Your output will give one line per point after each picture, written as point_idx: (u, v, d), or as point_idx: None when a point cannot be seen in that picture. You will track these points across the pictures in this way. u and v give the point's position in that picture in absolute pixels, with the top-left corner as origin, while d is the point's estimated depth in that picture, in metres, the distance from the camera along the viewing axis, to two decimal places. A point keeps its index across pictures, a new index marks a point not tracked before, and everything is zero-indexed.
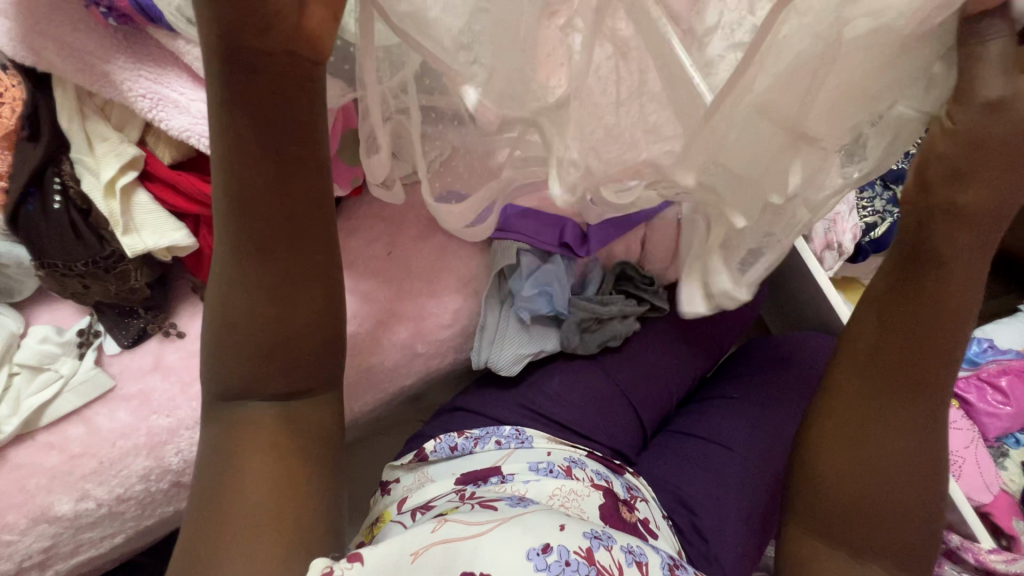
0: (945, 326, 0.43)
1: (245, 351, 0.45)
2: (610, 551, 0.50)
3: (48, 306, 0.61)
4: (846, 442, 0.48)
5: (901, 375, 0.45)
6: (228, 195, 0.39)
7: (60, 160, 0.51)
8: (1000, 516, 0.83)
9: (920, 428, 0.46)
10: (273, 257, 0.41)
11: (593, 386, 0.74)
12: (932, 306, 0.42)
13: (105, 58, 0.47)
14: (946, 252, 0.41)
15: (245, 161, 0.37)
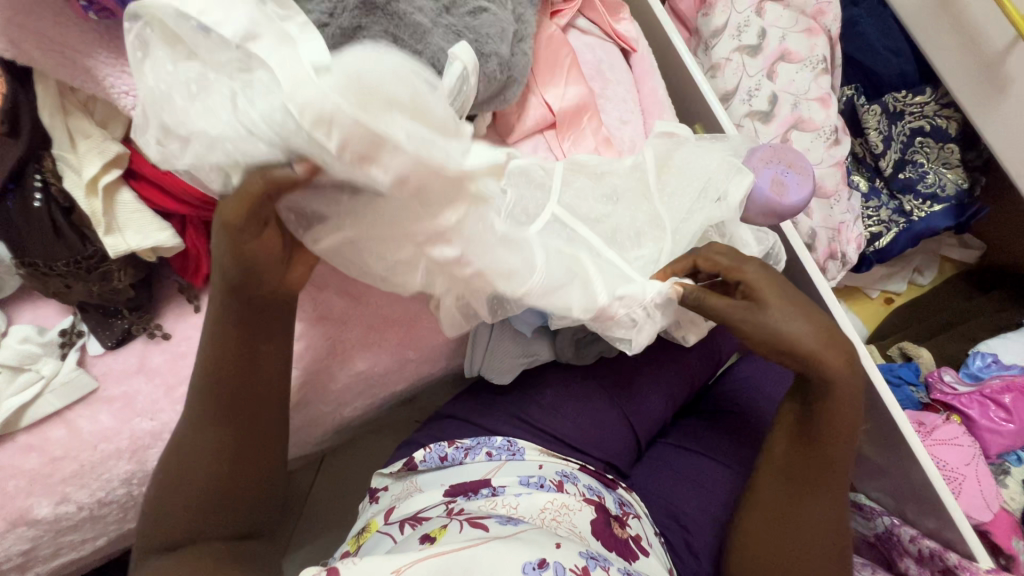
0: (838, 423, 0.57)
1: (200, 499, 0.49)
2: (606, 572, 0.50)
3: (31, 304, 0.59)
4: (773, 523, 0.60)
5: (817, 460, 0.58)
6: (206, 375, 0.48)
7: (41, 157, 0.49)
8: (999, 536, 0.82)
9: (833, 508, 0.59)
10: (243, 424, 0.50)
11: (586, 398, 0.72)
12: (822, 412, 0.57)
13: (87, 52, 0.45)
14: (834, 385, 0.55)
15: (227, 350, 0.48)
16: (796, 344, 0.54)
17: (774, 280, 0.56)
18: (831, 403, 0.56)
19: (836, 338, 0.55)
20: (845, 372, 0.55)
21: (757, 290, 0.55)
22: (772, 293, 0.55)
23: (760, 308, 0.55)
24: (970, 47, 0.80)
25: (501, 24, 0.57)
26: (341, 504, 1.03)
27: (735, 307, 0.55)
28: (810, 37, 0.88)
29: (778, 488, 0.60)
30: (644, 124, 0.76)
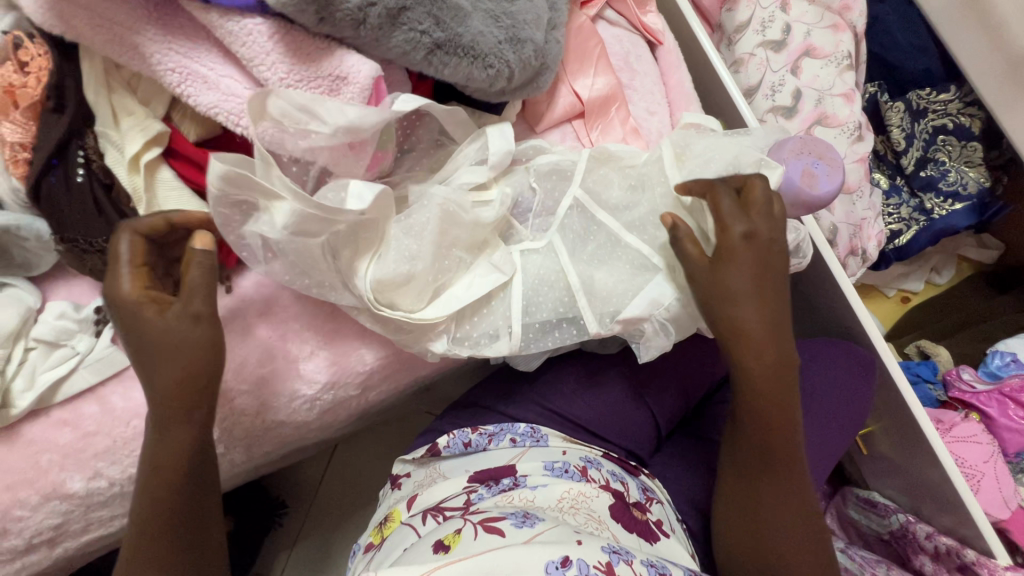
0: (781, 420, 0.56)
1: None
2: (629, 566, 0.49)
3: (65, 282, 0.60)
4: (743, 519, 0.56)
5: (767, 455, 0.56)
6: (150, 475, 0.48)
7: (84, 133, 0.50)
8: (1018, 533, 0.82)
9: (794, 498, 0.56)
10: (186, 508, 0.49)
11: (610, 388, 0.73)
12: (763, 409, 0.55)
13: (136, 30, 0.46)
14: (755, 367, 0.55)
15: (155, 494, 0.48)
16: (740, 318, 0.54)
17: (750, 244, 0.55)
18: (763, 386, 0.55)
19: (772, 333, 0.55)
20: (766, 353, 0.55)
21: (727, 248, 0.54)
22: (738, 258, 0.54)
23: (721, 268, 0.54)
24: (997, 43, 0.80)
25: (536, 11, 0.57)
26: (352, 493, 1.03)
27: (695, 263, 0.55)
28: (835, 33, 0.88)
29: (734, 483, 0.58)
30: (670, 115, 0.76)
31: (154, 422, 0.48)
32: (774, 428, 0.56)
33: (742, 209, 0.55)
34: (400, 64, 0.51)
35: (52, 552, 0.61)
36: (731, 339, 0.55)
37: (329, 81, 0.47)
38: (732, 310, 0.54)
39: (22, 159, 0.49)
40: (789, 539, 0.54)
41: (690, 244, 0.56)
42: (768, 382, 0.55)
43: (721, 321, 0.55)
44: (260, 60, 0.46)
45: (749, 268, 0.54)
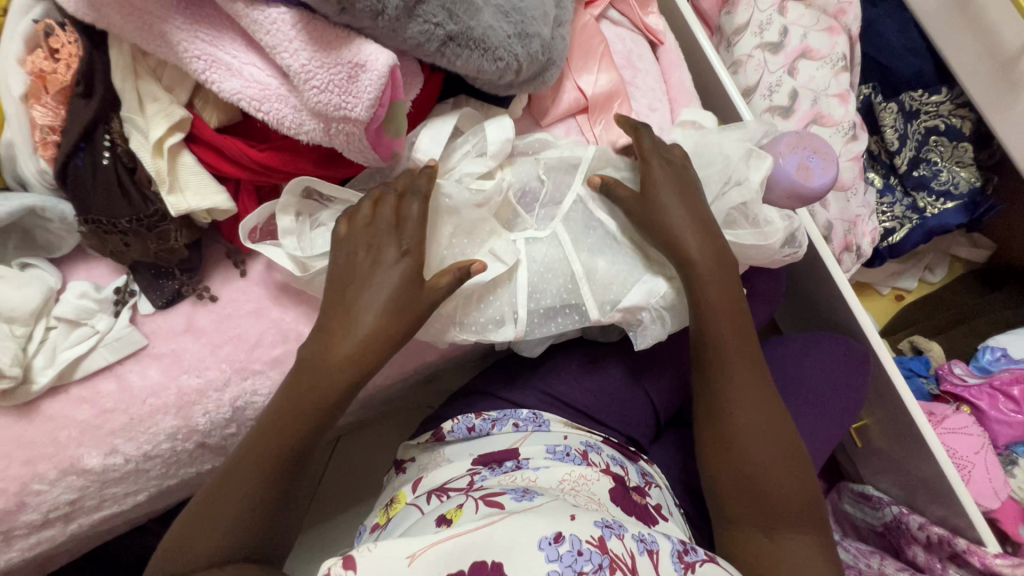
0: (725, 320, 0.59)
1: (261, 467, 0.51)
2: (621, 540, 0.50)
3: (84, 264, 0.62)
4: (706, 421, 0.59)
5: (716, 355, 0.59)
6: (311, 378, 0.53)
7: (109, 118, 0.52)
8: (1007, 522, 0.84)
9: (748, 391, 0.58)
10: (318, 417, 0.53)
11: (610, 376, 0.75)
12: (704, 312, 0.59)
13: (164, 18, 0.48)
14: (699, 268, 0.59)
15: (297, 415, 0.52)
16: (675, 233, 0.59)
17: (671, 172, 0.62)
18: (708, 287, 0.59)
19: (707, 236, 0.60)
20: (709, 254, 0.59)
21: (650, 178, 0.61)
22: (663, 185, 0.61)
23: (651, 197, 0.61)
24: (987, 46, 0.82)
25: (543, 7, 0.59)
26: (354, 484, 1.04)
27: (628, 195, 0.62)
28: (830, 36, 0.91)
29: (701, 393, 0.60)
30: (671, 111, 0.78)
31: (346, 341, 0.53)
32: (720, 325, 0.59)
33: (658, 147, 0.64)
34: (413, 55, 0.53)
35: (66, 528, 0.62)
36: (670, 254, 0.60)
37: (348, 67, 0.49)
38: (667, 229, 0.60)
39: (52, 141, 0.52)
40: (757, 429, 0.56)
41: (616, 184, 0.63)
42: (709, 283, 0.59)
43: (664, 239, 0.60)
44: (283, 47, 0.48)
45: (677, 187, 0.61)
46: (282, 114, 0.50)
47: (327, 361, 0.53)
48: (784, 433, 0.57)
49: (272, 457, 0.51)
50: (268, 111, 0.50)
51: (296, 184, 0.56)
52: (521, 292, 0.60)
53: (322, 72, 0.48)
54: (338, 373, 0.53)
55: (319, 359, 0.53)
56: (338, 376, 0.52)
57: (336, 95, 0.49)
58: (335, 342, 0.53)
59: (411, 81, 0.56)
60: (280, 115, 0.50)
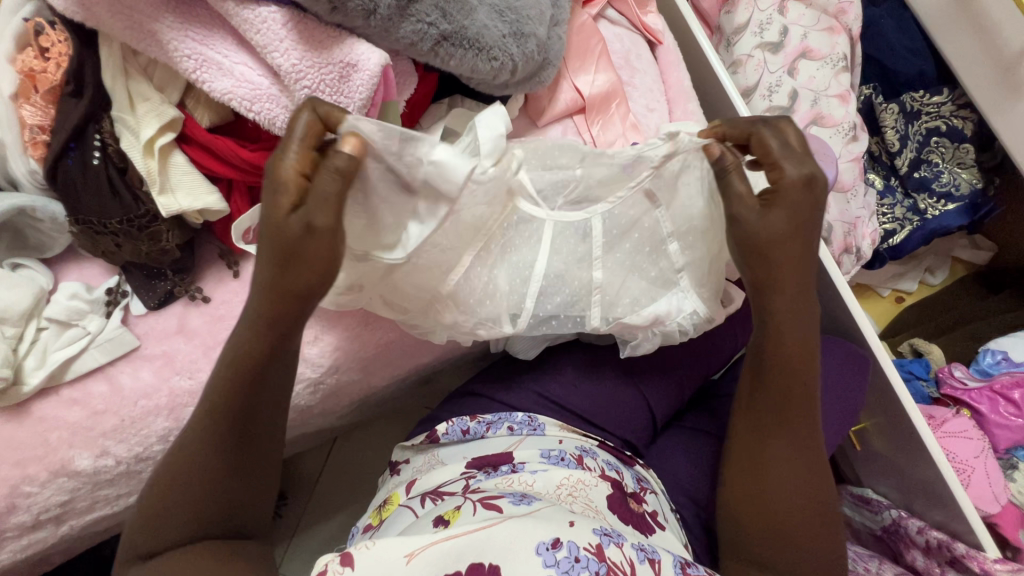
0: (795, 380, 0.55)
1: (206, 449, 0.47)
2: (620, 548, 0.49)
3: (77, 264, 0.62)
4: (749, 469, 0.57)
5: (779, 409, 0.56)
6: (232, 345, 0.46)
7: (100, 118, 0.52)
8: (1007, 527, 0.83)
9: (800, 451, 0.56)
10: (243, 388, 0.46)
11: (606, 377, 0.74)
12: (778, 365, 0.55)
13: (155, 17, 0.48)
14: (777, 318, 0.54)
15: (223, 388, 0.46)
16: (778, 271, 0.52)
17: (808, 190, 0.51)
18: (783, 338, 0.54)
19: (802, 283, 0.53)
20: (794, 306, 0.53)
21: (776, 190, 0.51)
22: (789, 201, 0.51)
23: (769, 215, 0.51)
24: (989, 47, 0.82)
25: (539, 7, 0.59)
26: (351, 486, 1.04)
27: (744, 203, 0.52)
28: (831, 36, 0.90)
29: (749, 442, 0.58)
30: (668, 113, 0.77)
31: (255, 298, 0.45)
32: (795, 375, 0.55)
33: (792, 150, 0.52)
34: (407, 55, 0.53)
35: (58, 530, 0.62)
36: (755, 286, 0.54)
37: (339, 67, 0.48)
38: (769, 262, 0.52)
39: (41, 141, 0.51)
40: (798, 497, 0.55)
41: (735, 180, 0.52)
42: (790, 333, 0.54)
43: (756, 272, 0.53)
44: (273, 46, 0.47)
45: (799, 212, 0.51)
46: (273, 114, 0.50)
47: (245, 327, 0.46)
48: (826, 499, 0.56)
49: (214, 445, 0.47)
50: (259, 111, 0.50)
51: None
52: (530, 299, 0.59)
53: (313, 72, 0.48)
54: (245, 332, 0.46)
55: (238, 329, 0.46)
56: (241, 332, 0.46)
57: (327, 95, 0.49)
58: (250, 297, 0.45)
59: (404, 81, 0.56)
60: (271, 115, 0.50)
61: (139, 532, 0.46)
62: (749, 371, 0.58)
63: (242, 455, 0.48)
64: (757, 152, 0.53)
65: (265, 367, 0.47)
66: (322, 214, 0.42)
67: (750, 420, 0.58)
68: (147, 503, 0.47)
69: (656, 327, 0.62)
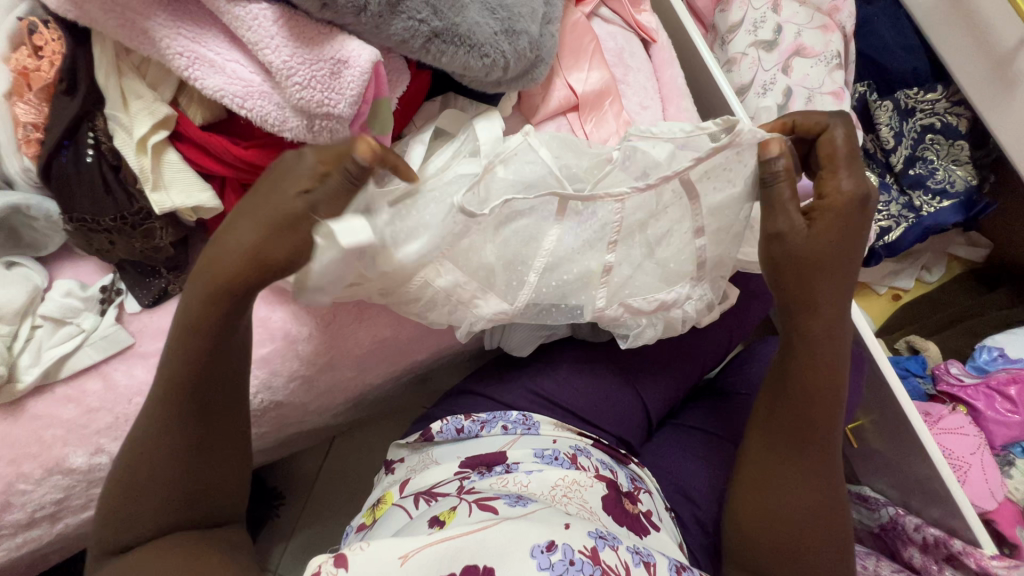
0: (817, 403, 0.55)
1: (169, 430, 0.46)
2: (615, 551, 0.50)
3: (72, 262, 0.62)
4: (758, 479, 0.58)
5: (793, 430, 0.56)
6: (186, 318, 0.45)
7: (94, 116, 0.52)
8: (1004, 524, 0.83)
9: (811, 469, 0.56)
10: (200, 365, 0.46)
11: (601, 375, 0.74)
12: (800, 386, 0.55)
13: (147, 15, 0.48)
14: (811, 345, 0.54)
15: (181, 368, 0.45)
16: (817, 292, 0.52)
17: (859, 208, 0.50)
18: (808, 365, 0.54)
19: (834, 312, 0.53)
20: (825, 333, 0.53)
21: (831, 200, 0.50)
22: (839, 213, 0.50)
23: (816, 232, 0.50)
24: (982, 44, 0.82)
25: (531, 4, 0.59)
26: (348, 485, 1.04)
27: (794, 211, 0.49)
28: (825, 33, 0.90)
29: (763, 459, 0.58)
30: (663, 110, 0.78)
31: (221, 260, 0.44)
32: (819, 397, 0.55)
33: (851, 159, 0.50)
34: (398, 52, 0.53)
35: (53, 528, 0.62)
36: (791, 305, 0.53)
37: (330, 64, 0.48)
38: (806, 282, 0.51)
39: (36, 139, 0.52)
40: (804, 516, 0.55)
41: (785, 183, 0.49)
42: (819, 361, 0.54)
43: (789, 291, 0.53)
44: (264, 43, 0.47)
45: (846, 231, 0.50)
46: (265, 111, 0.50)
47: (201, 300, 0.44)
48: (838, 517, 0.56)
49: (179, 429, 0.47)
50: (251, 108, 0.50)
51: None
52: (525, 291, 0.58)
53: (304, 69, 0.48)
54: (200, 298, 0.44)
55: (196, 301, 0.44)
56: (192, 298, 0.44)
57: (319, 92, 0.49)
58: (213, 267, 0.44)
59: (397, 78, 0.56)
60: (264, 112, 0.50)
61: (108, 518, 0.47)
62: (772, 388, 0.58)
63: (206, 435, 0.48)
64: (823, 150, 0.51)
65: (220, 345, 0.46)
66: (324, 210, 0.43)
67: (766, 438, 0.58)
68: (114, 484, 0.47)
69: (662, 314, 0.62)
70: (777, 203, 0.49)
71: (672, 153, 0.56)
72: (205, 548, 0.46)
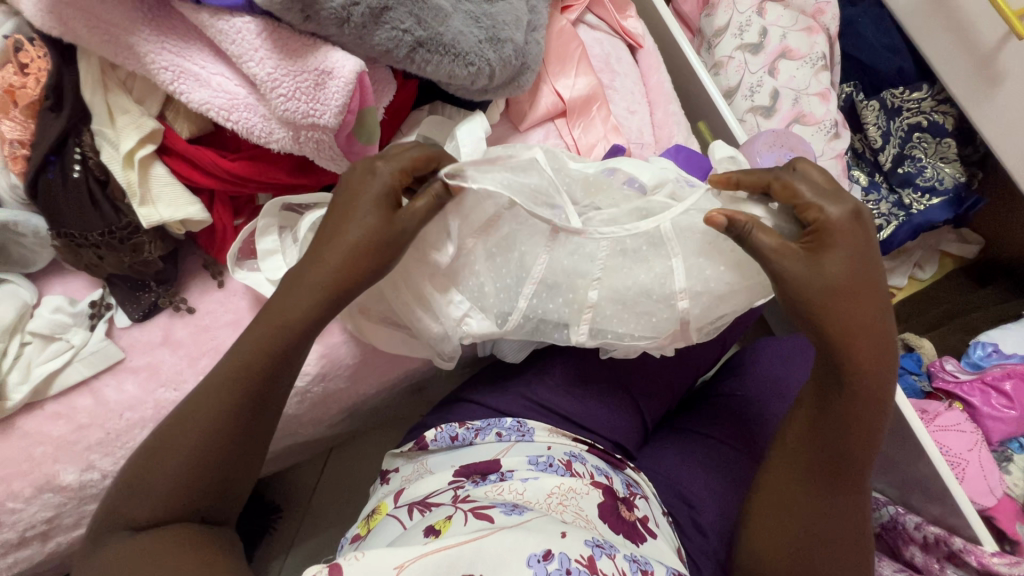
0: (858, 365, 0.48)
1: (206, 418, 0.46)
2: (613, 559, 0.50)
3: (61, 278, 0.62)
4: (783, 515, 0.54)
5: (829, 447, 0.51)
6: (279, 301, 0.48)
7: (80, 131, 0.52)
8: (1003, 521, 0.82)
9: (847, 506, 0.53)
10: (271, 353, 0.48)
11: (594, 381, 0.74)
12: (840, 418, 0.50)
13: (130, 30, 0.48)
14: (857, 380, 0.48)
15: (248, 359, 0.47)
16: (852, 321, 0.47)
17: (856, 227, 0.46)
18: (851, 401, 0.49)
19: (879, 345, 0.48)
20: (869, 366, 0.48)
21: (824, 235, 0.46)
22: (839, 243, 0.46)
23: (821, 264, 0.46)
24: (965, 42, 0.82)
25: (515, 12, 0.60)
26: (344, 498, 1.03)
27: (787, 255, 0.46)
28: (810, 35, 0.91)
29: (781, 470, 0.54)
30: (651, 114, 0.78)
31: (317, 257, 0.48)
32: (856, 430, 0.50)
33: (818, 188, 0.48)
34: (383, 62, 0.53)
35: (45, 547, 0.61)
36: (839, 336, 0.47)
37: (314, 75, 0.49)
38: (829, 312, 0.47)
39: (22, 156, 0.52)
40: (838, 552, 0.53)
41: (761, 235, 0.46)
42: (860, 397, 0.49)
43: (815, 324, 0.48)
44: (248, 56, 0.48)
45: (856, 256, 0.46)
46: (251, 123, 0.51)
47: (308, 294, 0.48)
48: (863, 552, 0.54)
49: (213, 417, 0.47)
50: (237, 120, 0.50)
51: (272, 204, 0.57)
52: (514, 318, 0.57)
53: (288, 80, 0.48)
54: (318, 298, 0.48)
55: (297, 293, 0.48)
56: (304, 296, 0.48)
57: (303, 103, 0.49)
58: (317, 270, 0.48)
59: (382, 88, 0.56)
60: (250, 125, 0.51)
61: (119, 496, 0.46)
62: (806, 414, 0.53)
63: (243, 434, 0.48)
64: (781, 193, 0.48)
65: (283, 354, 0.48)
66: (414, 221, 0.48)
67: (791, 453, 0.54)
68: (134, 463, 0.47)
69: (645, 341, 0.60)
70: (764, 253, 0.46)
71: (657, 173, 0.58)
72: (204, 541, 0.45)
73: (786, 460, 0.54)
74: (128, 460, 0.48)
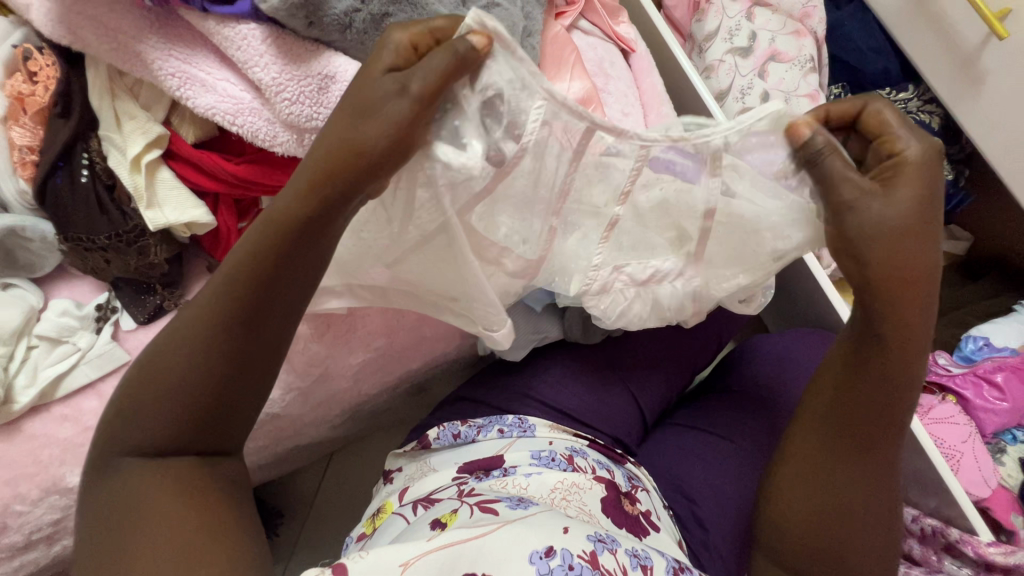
0: (904, 338, 0.44)
1: (193, 342, 0.41)
2: (614, 555, 0.50)
3: (67, 283, 0.63)
4: (812, 488, 0.50)
5: (863, 412, 0.47)
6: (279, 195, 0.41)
7: (88, 137, 0.53)
8: (999, 512, 0.83)
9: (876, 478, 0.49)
10: (261, 273, 0.41)
11: (593, 376, 0.75)
12: (875, 379, 0.46)
13: (138, 38, 0.50)
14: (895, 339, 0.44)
15: (237, 277, 0.41)
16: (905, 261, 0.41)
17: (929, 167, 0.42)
18: (891, 361, 0.45)
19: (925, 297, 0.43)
20: (909, 320, 0.43)
21: (900, 164, 0.41)
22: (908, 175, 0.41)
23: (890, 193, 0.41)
24: (949, 44, 0.84)
25: (511, 18, 0.61)
26: (346, 502, 1.03)
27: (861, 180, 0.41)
28: (798, 39, 0.93)
29: (809, 433, 0.50)
30: (644, 116, 0.80)
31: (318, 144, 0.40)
32: (892, 393, 0.46)
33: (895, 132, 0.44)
34: None
35: (51, 549, 0.62)
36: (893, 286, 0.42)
37: (318, 79, 0.50)
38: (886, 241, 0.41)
39: (30, 161, 0.53)
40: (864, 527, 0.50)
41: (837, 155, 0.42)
42: (900, 357, 0.45)
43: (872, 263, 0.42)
44: (254, 61, 0.49)
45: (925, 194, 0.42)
46: (256, 127, 0.52)
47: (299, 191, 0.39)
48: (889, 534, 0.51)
49: (203, 340, 0.41)
50: (243, 124, 0.52)
51: None
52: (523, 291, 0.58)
53: (293, 85, 0.50)
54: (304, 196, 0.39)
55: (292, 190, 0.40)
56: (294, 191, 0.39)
57: (307, 106, 0.51)
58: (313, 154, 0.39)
59: None
60: (255, 128, 0.52)
61: (111, 425, 0.43)
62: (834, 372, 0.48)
63: (235, 368, 0.42)
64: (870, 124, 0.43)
65: (272, 276, 0.41)
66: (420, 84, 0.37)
67: (820, 416, 0.50)
68: (126, 384, 0.43)
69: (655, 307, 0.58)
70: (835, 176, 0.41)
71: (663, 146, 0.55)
72: (196, 483, 0.43)
73: (813, 422, 0.50)
74: (125, 375, 0.44)
